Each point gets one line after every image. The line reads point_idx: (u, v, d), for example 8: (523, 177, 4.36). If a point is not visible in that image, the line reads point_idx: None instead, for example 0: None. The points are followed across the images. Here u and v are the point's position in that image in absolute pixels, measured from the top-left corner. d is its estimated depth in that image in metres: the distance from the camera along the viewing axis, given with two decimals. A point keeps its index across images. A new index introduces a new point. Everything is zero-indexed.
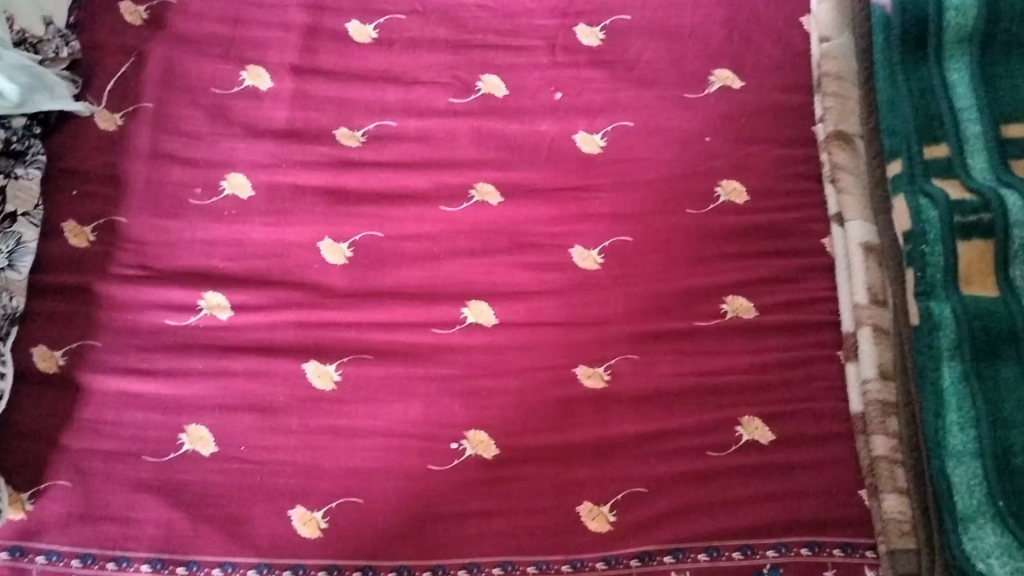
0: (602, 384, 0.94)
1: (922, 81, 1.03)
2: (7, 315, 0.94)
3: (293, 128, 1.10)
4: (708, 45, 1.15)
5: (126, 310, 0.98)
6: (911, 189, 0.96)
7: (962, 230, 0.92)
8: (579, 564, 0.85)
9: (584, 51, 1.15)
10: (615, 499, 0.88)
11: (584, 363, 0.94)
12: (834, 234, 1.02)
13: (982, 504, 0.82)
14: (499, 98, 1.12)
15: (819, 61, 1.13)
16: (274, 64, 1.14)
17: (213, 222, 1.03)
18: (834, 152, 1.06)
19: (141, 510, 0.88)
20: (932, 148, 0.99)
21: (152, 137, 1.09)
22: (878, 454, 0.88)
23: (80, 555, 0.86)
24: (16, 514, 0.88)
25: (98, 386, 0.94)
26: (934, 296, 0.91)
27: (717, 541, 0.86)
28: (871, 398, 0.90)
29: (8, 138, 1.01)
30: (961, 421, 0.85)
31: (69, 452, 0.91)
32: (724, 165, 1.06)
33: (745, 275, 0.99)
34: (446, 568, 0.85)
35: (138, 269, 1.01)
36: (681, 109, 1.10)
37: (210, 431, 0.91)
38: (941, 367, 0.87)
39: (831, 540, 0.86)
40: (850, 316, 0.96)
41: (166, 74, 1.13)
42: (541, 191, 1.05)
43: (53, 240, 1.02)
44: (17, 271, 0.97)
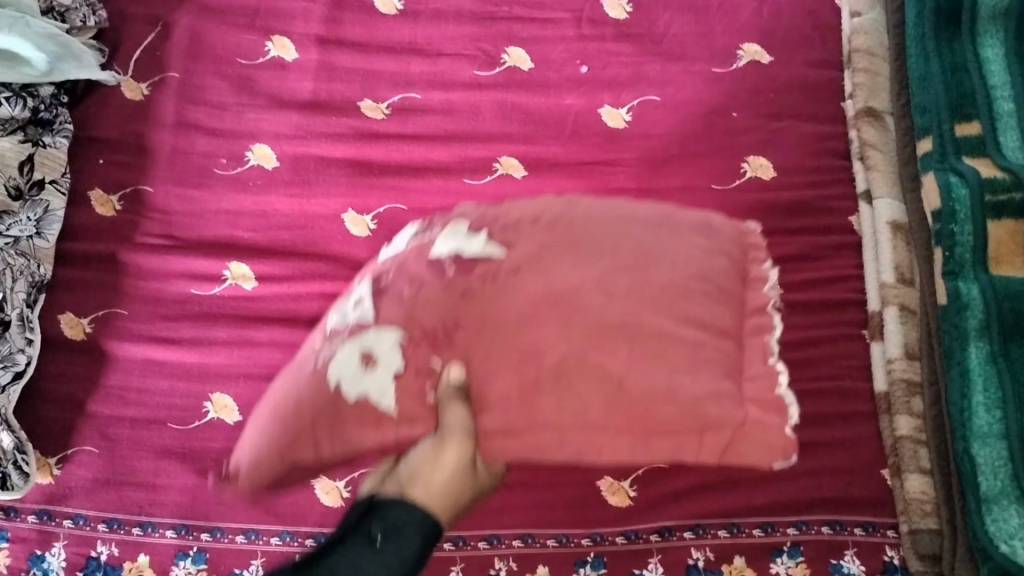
0: (627, 502, 0.86)
1: (956, 57, 1.02)
2: (35, 282, 0.95)
3: (317, 100, 1.10)
4: (736, 20, 1.14)
5: (152, 279, 0.99)
6: (941, 167, 0.96)
7: (992, 209, 0.92)
8: (600, 538, 0.84)
9: (610, 24, 1.15)
10: (637, 473, 0.87)
11: (610, 476, 0.87)
12: (863, 212, 1.01)
13: (1007, 486, 0.81)
14: (524, 71, 1.11)
15: (849, 36, 1.12)
16: (299, 35, 1.14)
17: (238, 192, 1.04)
18: (863, 129, 1.05)
19: (166, 476, 0.89)
20: (963, 126, 0.99)
21: (177, 107, 1.09)
22: (902, 434, 0.88)
23: (107, 519, 0.87)
24: (44, 478, 0.89)
25: (123, 354, 0.95)
26: (962, 276, 0.90)
27: (738, 518, 0.84)
28: (896, 377, 0.90)
29: (35, 107, 1.03)
30: (987, 402, 0.84)
31: (95, 419, 0.92)
32: (751, 141, 1.05)
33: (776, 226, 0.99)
34: (466, 539, 0.85)
35: (163, 239, 1.01)
36: (708, 82, 1.09)
37: (235, 400, 0.92)
38: (968, 347, 0.87)
39: (852, 519, 0.84)
40: (876, 295, 0.95)
41: (192, 44, 1.14)
42: (565, 165, 1.05)
43: (80, 209, 1.03)
44: (45, 238, 0.98)
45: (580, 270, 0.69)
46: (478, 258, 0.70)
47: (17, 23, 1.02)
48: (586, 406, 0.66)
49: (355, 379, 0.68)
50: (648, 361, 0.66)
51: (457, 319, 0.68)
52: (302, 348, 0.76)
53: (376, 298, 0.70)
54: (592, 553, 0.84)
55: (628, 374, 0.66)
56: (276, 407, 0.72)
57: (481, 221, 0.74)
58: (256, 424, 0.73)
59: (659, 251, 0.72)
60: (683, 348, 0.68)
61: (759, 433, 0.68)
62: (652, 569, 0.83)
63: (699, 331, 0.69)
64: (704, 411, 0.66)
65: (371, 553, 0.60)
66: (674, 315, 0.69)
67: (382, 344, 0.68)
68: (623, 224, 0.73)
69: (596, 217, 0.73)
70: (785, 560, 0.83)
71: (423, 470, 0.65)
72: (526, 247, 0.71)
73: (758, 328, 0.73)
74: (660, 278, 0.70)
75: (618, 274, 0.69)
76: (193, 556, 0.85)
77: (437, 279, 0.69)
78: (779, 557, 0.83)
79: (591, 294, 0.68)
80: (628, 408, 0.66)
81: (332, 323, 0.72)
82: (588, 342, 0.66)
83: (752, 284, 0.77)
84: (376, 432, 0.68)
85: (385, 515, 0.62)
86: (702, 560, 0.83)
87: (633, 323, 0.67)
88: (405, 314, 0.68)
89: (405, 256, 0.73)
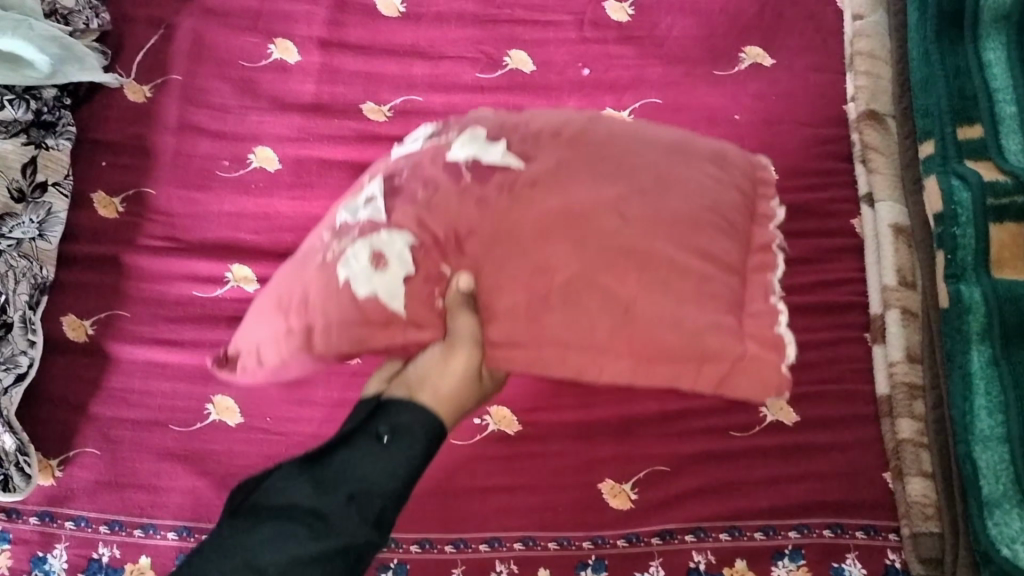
0: (628, 504, 0.86)
1: (958, 60, 1.03)
2: (37, 283, 0.95)
3: (319, 102, 1.10)
4: (738, 22, 1.14)
5: (155, 281, 0.99)
6: (943, 170, 0.96)
7: (994, 212, 0.92)
8: (601, 540, 0.84)
9: (612, 27, 1.15)
10: (638, 477, 0.87)
11: (611, 479, 0.87)
12: (864, 215, 1.01)
13: (1009, 490, 0.81)
14: (526, 73, 1.11)
15: (851, 40, 1.13)
16: (302, 38, 1.14)
17: (240, 195, 1.04)
18: (865, 132, 1.05)
19: (168, 478, 0.89)
20: (966, 129, 0.99)
21: (180, 109, 1.09)
22: (904, 437, 0.87)
23: (108, 521, 0.87)
24: (46, 480, 0.89)
25: (125, 356, 0.95)
26: (964, 280, 0.90)
27: (739, 521, 0.84)
28: (898, 381, 0.90)
29: (39, 109, 1.03)
30: (989, 406, 0.84)
31: (97, 421, 0.92)
32: (754, 143, 1.04)
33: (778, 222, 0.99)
34: (467, 542, 0.85)
35: (165, 241, 1.02)
36: (710, 84, 1.09)
37: (237, 402, 0.92)
38: (970, 351, 0.87)
39: (853, 522, 0.84)
40: (878, 298, 0.95)
41: (195, 47, 1.14)
42: None
43: (83, 211, 1.03)
44: (48, 240, 0.98)
45: (597, 190, 0.73)
46: (491, 166, 0.74)
47: (20, 25, 1.02)
48: (590, 326, 0.69)
49: (366, 278, 0.71)
50: (656, 284, 0.70)
51: (471, 229, 0.72)
52: (310, 238, 0.80)
53: (390, 200, 0.74)
54: (593, 556, 0.84)
55: (635, 300, 0.70)
56: (283, 296, 0.76)
57: (495, 129, 0.78)
58: (262, 313, 0.77)
59: (674, 178, 0.76)
60: (688, 272, 0.71)
61: (756, 371, 0.71)
62: (653, 572, 0.83)
63: (707, 262, 0.72)
64: (705, 339, 0.70)
65: (377, 450, 0.65)
66: (684, 242, 0.72)
67: (394, 246, 0.71)
68: (639, 149, 0.77)
69: (614, 142, 0.77)
70: (787, 563, 0.83)
71: (430, 375, 0.69)
72: (542, 162, 0.75)
73: (762, 267, 0.77)
74: (674, 204, 0.74)
75: (632, 198, 0.73)
76: None
77: (452, 185, 0.74)
78: (780, 560, 0.83)
79: (605, 215, 0.72)
80: (630, 331, 0.69)
81: (341, 217, 0.76)
82: (601, 263, 0.70)
83: (759, 221, 0.80)
84: (382, 333, 0.71)
85: (392, 416, 0.67)
86: (703, 563, 0.83)
87: (645, 246, 0.71)
88: (419, 219, 0.72)
89: (420, 160, 0.77)
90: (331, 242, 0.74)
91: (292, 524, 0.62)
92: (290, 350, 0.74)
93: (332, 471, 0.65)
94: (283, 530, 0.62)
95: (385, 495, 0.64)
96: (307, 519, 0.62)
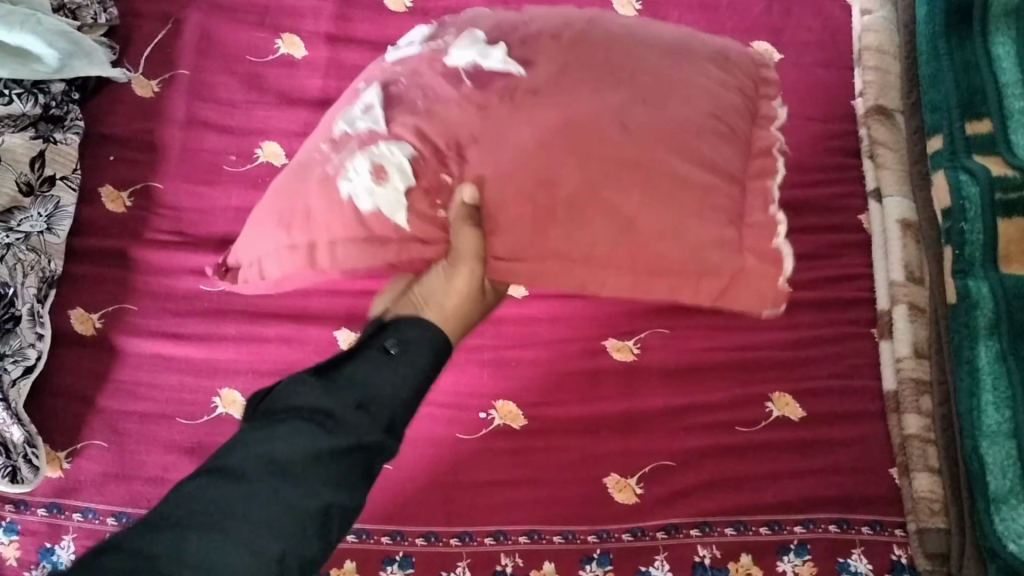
0: (634, 499, 0.86)
1: (967, 55, 1.02)
2: (46, 277, 0.96)
3: (326, 97, 1.10)
4: (746, 18, 1.13)
5: (163, 275, 1.00)
6: (951, 165, 0.96)
7: (1002, 208, 0.92)
8: (605, 534, 0.84)
9: None
10: (643, 472, 0.87)
11: (616, 474, 0.87)
12: (872, 210, 1.00)
13: (1015, 485, 0.81)
14: None
15: (859, 34, 1.12)
16: (309, 33, 1.15)
17: (247, 188, 1.04)
18: (873, 127, 1.04)
19: (175, 471, 0.89)
20: (974, 124, 0.98)
21: (188, 104, 1.10)
22: (911, 433, 0.87)
23: (115, 513, 0.87)
24: (54, 472, 0.90)
25: (133, 349, 0.96)
26: (972, 275, 0.90)
27: (745, 516, 0.84)
28: (905, 376, 0.90)
29: (47, 103, 1.04)
30: (996, 402, 0.84)
31: (104, 413, 0.92)
32: None
33: (788, 218, 0.98)
34: (473, 535, 0.85)
35: (173, 235, 1.02)
36: None
37: (243, 395, 0.92)
38: (977, 346, 0.87)
39: (860, 518, 0.84)
40: (885, 294, 0.95)
41: (203, 42, 1.14)
42: None
43: (92, 205, 1.04)
44: (56, 234, 0.99)
45: (599, 101, 0.76)
46: (488, 72, 0.78)
47: (29, 20, 1.03)
48: (592, 236, 0.74)
49: (368, 192, 0.75)
50: (656, 195, 0.74)
51: (471, 139, 0.76)
52: (304, 147, 0.84)
53: (389, 109, 0.79)
54: (598, 550, 0.84)
55: (636, 213, 0.74)
56: (282, 211, 0.79)
57: (490, 35, 0.82)
58: (259, 229, 0.81)
59: (674, 83, 0.79)
60: (688, 180, 0.75)
61: (755, 283, 0.75)
62: (658, 566, 0.83)
63: (704, 169, 0.76)
64: (708, 254, 0.74)
65: (382, 362, 0.71)
66: (682, 149, 0.76)
67: (392, 160, 0.75)
68: (642, 53, 0.80)
69: (615, 48, 0.80)
70: (792, 558, 0.82)
71: (435, 291, 0.75)
72: (546, 67, 0.78)
73: (764, 172, 0.80)
74: (674, 113, 0.77)
75: (633, 109, 0.76)
76: None
77: (453, 95, 0.78)
78: (786, 555, 0.82)
79: (605, 125, 0.75)
80: (631, 243, 0.74)
81: (337, 130, 0.79)
82: (602, 175, 0.74)
83: (762, 122, 0.84)
84: (383, 247, 0.76)
85: (400, 332, 0.73)
86: (709, 557, 0.83)
87: (644, 156, 0.75)
88: (419, 130, 0.77)
89: (421, 66, 0.81)
90: (330, 155, 0.78)
91: (304, 420, 0.67)
92: (292, 261, 0.79)
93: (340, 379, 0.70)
94: (295, 428, 0.66)
95: (387, 407, 0.69)
96: (317, 418, 0.67)
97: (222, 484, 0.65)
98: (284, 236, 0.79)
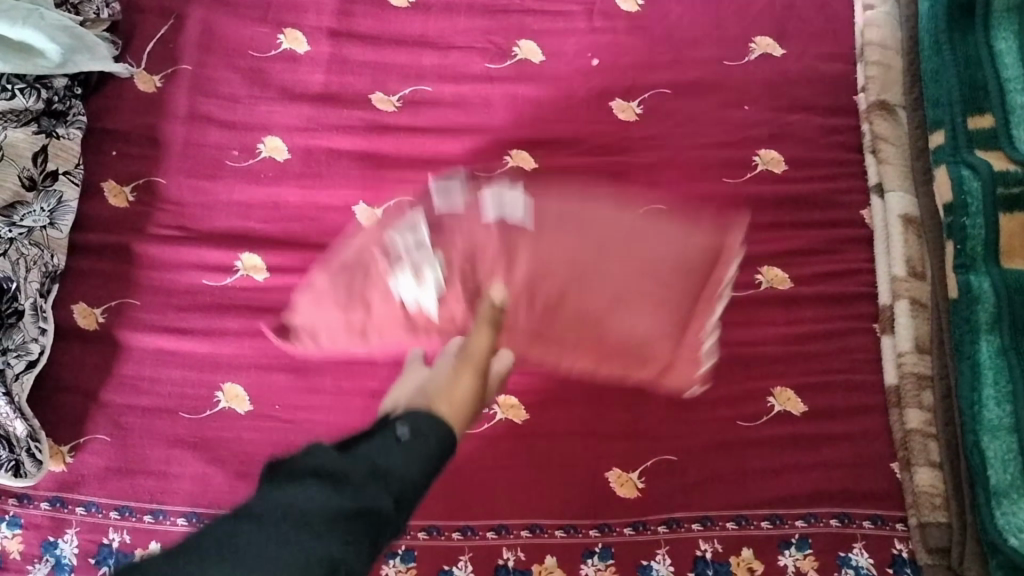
0: (635, 493, 0.86)
1: (970, 49, 1.02)
2: (49, 271, 0.96)
3: (328, 92, 1.10)
4: (748, 12, 1.13)
5: (165, 270, 1.00)
6: (953, 160, 0.96)
7: (1004, 203, 0.92)
8: (607, 528, 0.84)
9: (621, 17, 1.14)
10: (644, 464, 0.87)
11: (617, 468, 0.87)
12: (874, 205, 1.00)
13: (1015, 480, 0.81)
14: (535, 64, 1.11)
15: (862, 29, 1.12)
16: (311, 28, 1.15)
17: (249, 183, 1.04)
18: (875, 122, 1.05)
19: (177, 465, 0.89)
20: (977, 119, 0.99)
21: (190, 99, 1.10)
22: (912, 427, 0.87)
23: (118, 507, 0.88)
24: (57, 466, 0.90)
25: (136, 343, 0.96)
26: (974, 269, 0.90)
27: (745, 510, 0.84)
28: (907, 371, 0.90)
29: (49, 98, 1.04)
30: (997, 396, 0.84)
31: (107, 408, 0.93)
32: (763, 135, 1.04)
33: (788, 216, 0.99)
34: (475, 529, 0.85)
35: (175, 229, 1.02)
36: (720, 75, 1.09)
37: (246, 390, 0.93)
38: (979, 341, 0.87)
39: (860, 513, 0.84)
40: (887, 289, 0.95)
41: (205, 37, 1.14)
42: (576, 157, 1.04)
43: (94, 199, 1.04)
44: (58, 229, 0.99)
45: (569, 243, 0.95)
46: (517, 228, 0.96)
47: (31, 15, 1.04)
48: (558, 339, 0.91)
49: (411, 291, 0.94)
50: (609, 311, 0.92)
51: (473, 262, 0.94)
52: (348, 240, 0.99)
53: (430, 235, 0.96)
54: (599, 544, 0.84)
55: (595, 322, 0.92)
56: (335, 299, 0.95)
57: (523, 195, 0.98)
58: (316, 306, 0.95)
59: (637, 233, 0.96)
60: (637, 304, 0.92)
61: (686, 380, 0.90)
62: (660, 560, 0.83)
63: (654, 296, 0.92)
64: (647, 348, 0.91)
65: (397, 445, 0.59)
66: (637, 277, 0.93)
67: (428, 270, 0.94)
68: (618, 219, 0.97)
69: (589, 209, 0.98)
70: (793, 552, 0.83)
71: (444, 390, 0.68)
72: (565, 211, 0.97)
73: (705, 295, 0.93)
74: (634, 253, 0.94)
75: (596, 252, 0.94)
76: None
77: (477, 230, 0.96)
78: (787, 549, 0.83)
79: (572, 262, 0.94)
80: (589, 338, 0.91)
81: (385, 234, 0.98)
82: (566, 295, 0.92)
83: (723, 262, 0.95)
84: (407, 337, 0.93)
85: (412, 418, 0.61)
86: (710, 552, 0.83)
87: (603, 283, 0.93)
88: (446, 249, 0.95)
89: (463, 215, 0.97)
90: (375, 254, 0.97)
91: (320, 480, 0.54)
92: (340, 340, 0.94)
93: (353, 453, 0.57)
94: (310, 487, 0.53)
95: (403, 486, 0.56)
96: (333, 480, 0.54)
97: (238, 523, 0.52)
98: (344, 319, 0.94)
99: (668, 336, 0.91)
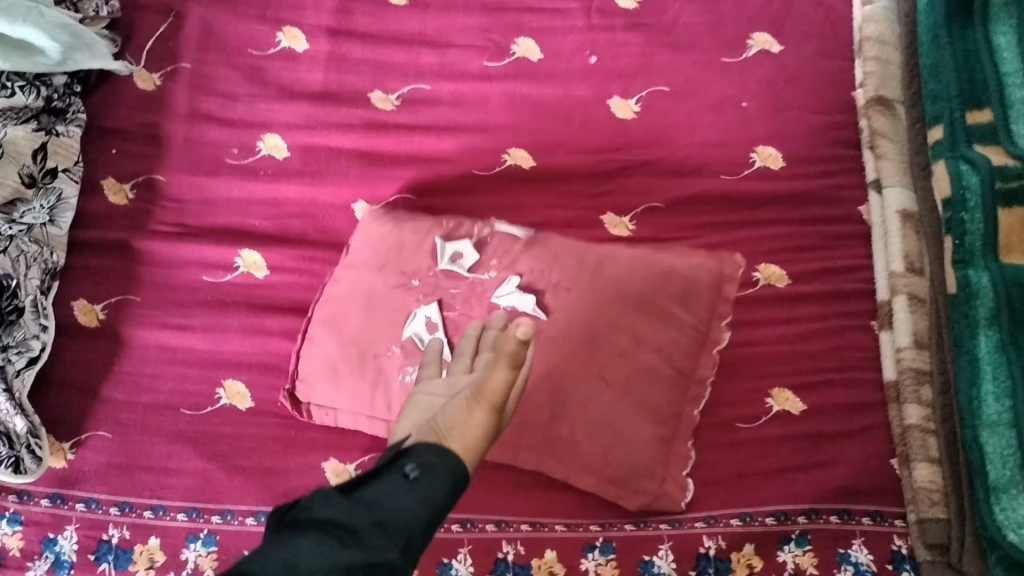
0: None
1: (968, 43, 1.02)
2: (48, 269, 0.97)
3: (327, 91, 1.10)
4: (747, 8, 1.13)
5: (165, 267, 1.00)
6: (951, 155, 0.95)
7: (1003, 197, 0.91)
8: (608, 523, 0.85)
9: (620, 14, 1.14)
10: None
11: None
12: (872, 201, 1.00)
13: (1016, 475, 0.80)
14: (534, 61, 1.11)
15: (861, 24, 1.12)
16: (310, 26, 1.15)
17: (248, 179, 1.04)
18: (874, 118, 1.04)
19: (177, 461, 0.89)
20: (975, 114, 0.98)
21: (189, 97, 1.10)
22: (911, 423, 0.87)
23: (118, 503, 0.88)
24: (58, 462, 0.90)
25: (136, 340, 0.96)
26: (972, 264, 0.90)
27: (750, 507, 0.84)
28: (905, 366, 0.89)
29: (49, 95, 1.05)
30: (996, 391, 0.84)
31: (107, 404, 0.93)
32: (761, 130, 1.04)
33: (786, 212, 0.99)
34: (475, 522, 0.85)
35: (174, 226, 1.02)
36: (718, 71, 1.09)
37: (247, 387, 0.93)
38: (978, 336, 0.86)
39: (861, 509, 0.84)
40: (885, 285, 0.95)
41: (204, 35, 1.15)
42: (574, 154, 1.04)
43: (94, 198, 1.05)
44: (58, 226, 0.99)
45: (575, 318, 0.85)
46: (527, 320, 0.85)
47: (31, 13, 1.04)
48: (549, 433, 0.83)
49: (425, 338, 0.85)
50: (603, 407, 0.82)
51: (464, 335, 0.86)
52: (342, 274, 0.92)
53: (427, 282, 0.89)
54: (600, 538, 0.84)
55: (584, 428, 0.82)
56: (334, 365, 0.87)
57: (529, 267, 0.89)
58: (314, 350, 0.89)
59: (646, 304, 0.86)
60: (632, 402, 0.83)
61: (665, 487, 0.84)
62: (662, 555, 0.83)
63: (655, 391, 0.84)
64: (636, 452, 0.82)
65: (404, 487, 0.58)
66: (641, 366, 0.84)
67: (436, 315, 0.86)
68: (628, 275, 0.87)
69: (601, 262, 0.88)
70: (792, 548, 0.82)
71: (457, 421, 0.62)
72: (563, 325, 0.85)
73: (695, 382, 0.87)
74: (641, 335, 0.85)
75: (601, 328, 0.85)
76: (202, 539, 0.85)
77: (467, 291, 0.88)
78: (786, 545, 0.83)
79: (576, 340, 0.84)
80: (577, 446, 0.83)
81: (381, 283, 0.89)
82: (565, 385, 0.83)
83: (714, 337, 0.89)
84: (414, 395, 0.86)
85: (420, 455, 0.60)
86: (713, 549, 0.83)
87: (604, 373, 0.83)
88: (450, 302, 0.87)
89: (465, 290, 0.88)
90: (373, 308, 0.88)
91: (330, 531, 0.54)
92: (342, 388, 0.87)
93: (358, 497, 0.57)
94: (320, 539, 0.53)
95: (409, 533, 0.56)
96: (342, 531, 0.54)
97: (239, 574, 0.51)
98: (356, 393, 0.86)
99: (649, 473, 0.83)
